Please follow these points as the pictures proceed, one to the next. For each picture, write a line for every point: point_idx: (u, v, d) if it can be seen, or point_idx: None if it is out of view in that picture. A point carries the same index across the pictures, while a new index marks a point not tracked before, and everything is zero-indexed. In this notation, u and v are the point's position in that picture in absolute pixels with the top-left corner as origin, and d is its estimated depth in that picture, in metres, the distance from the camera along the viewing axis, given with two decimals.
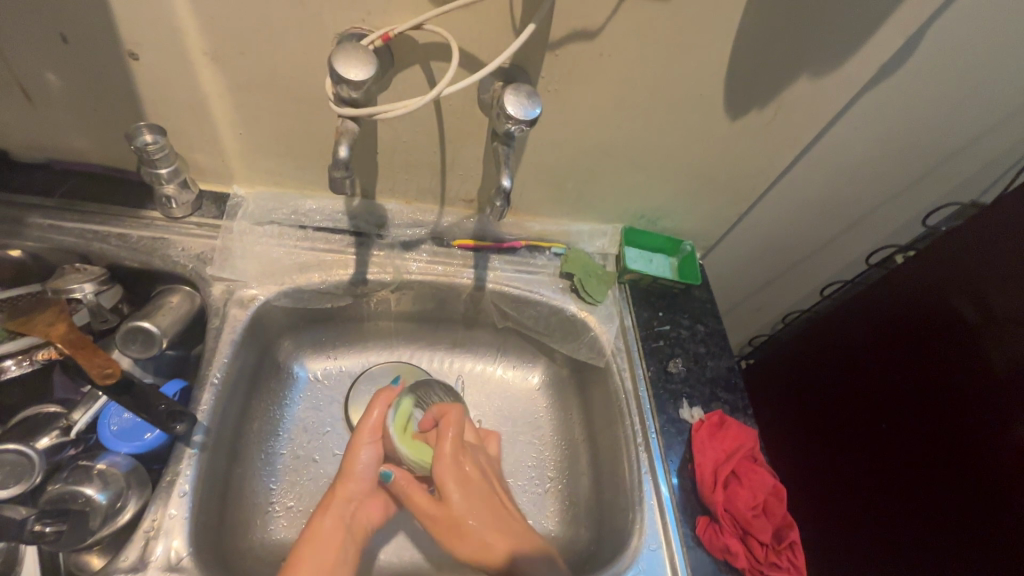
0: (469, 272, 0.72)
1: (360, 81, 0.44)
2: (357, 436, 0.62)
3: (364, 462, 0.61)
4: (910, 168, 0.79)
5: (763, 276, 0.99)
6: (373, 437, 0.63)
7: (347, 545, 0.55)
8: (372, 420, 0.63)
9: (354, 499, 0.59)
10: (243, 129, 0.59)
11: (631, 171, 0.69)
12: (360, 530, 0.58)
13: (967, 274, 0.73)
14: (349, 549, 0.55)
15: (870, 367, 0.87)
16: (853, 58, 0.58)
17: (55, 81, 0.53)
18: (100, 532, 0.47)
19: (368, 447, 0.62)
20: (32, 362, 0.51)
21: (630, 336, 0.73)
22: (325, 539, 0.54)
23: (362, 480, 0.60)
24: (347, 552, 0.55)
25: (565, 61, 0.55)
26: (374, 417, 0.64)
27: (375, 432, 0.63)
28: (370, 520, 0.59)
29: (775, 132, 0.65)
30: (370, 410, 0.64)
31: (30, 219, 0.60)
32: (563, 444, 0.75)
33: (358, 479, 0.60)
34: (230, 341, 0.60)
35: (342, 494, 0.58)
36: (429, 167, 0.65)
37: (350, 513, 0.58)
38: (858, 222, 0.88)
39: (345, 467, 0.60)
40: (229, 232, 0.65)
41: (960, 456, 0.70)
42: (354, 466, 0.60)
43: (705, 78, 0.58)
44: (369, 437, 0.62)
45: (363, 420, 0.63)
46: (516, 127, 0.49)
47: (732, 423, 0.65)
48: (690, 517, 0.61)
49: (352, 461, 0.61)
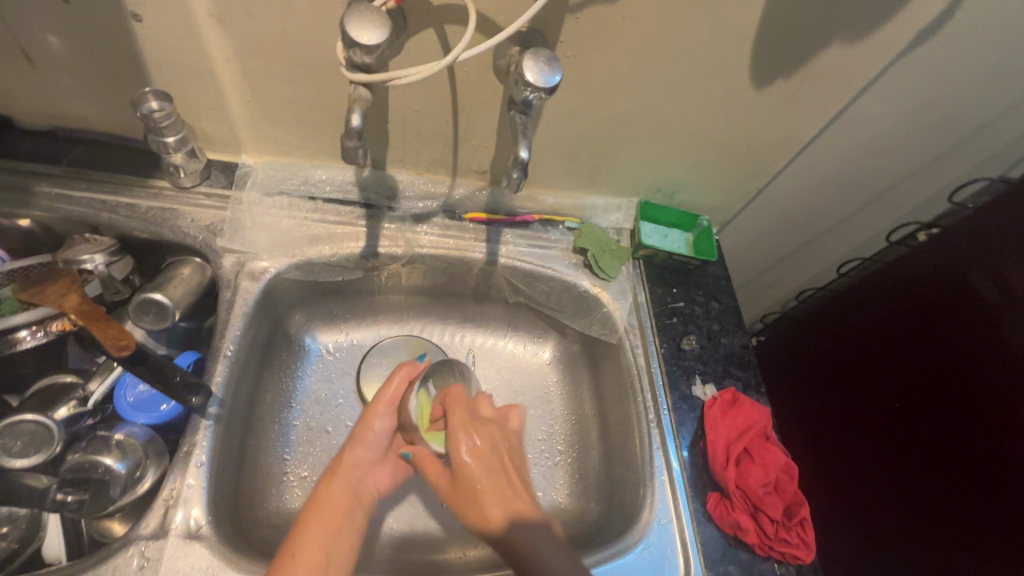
0: (481, 246, 0.71)
1: (373, 45, 0.41)
2: (372, 406, 0.61)
3: (377, 430, 0.60)
4: (939, 144, 0.76)
5: (778, 253, 0.97)
6: (388, 410, 0.61)
7: (355, 510, 0.54)
8: (392, 389, 0.61)
9: (362, 467, 0.58)
10: (251, 96, 0.58)
11: (649, 143, 0.67)
12: (368, 498, 0.57)
13: (995, 253, 0.71)
14: (357, 514, 0.54)
15: (884, 346, 0.86)
16: (886, 26, 0.55)
17: (57, 44, 0.51)
18: (119, 501, 0.47)
19: (383, 417, 0.61)
20: (47, 333, 0.51)
21: (643, 313, 0.73)
22: (332, 503, 0.53)
23: (372, 448, 0.59)
24: (354, 516, 0.53)
25: (585, 25, 0.52)
26: (392, 388, 0.61)
27: (391, 404, 0.61)
28: (377, 486, 0.59)
29: (799, 104, 0.63)
30: (390, 382, 0.61)
31: (38, 188, 0.59)
32: (574, 418, 0.75)
33: (368, 446, 0.59)
34: (242, 314, 0.60)
35: (350, 461, 0.58)
36: (440, 137, 0.64)
37: (357, 479, 0.57)
38: (881, 198, 0.85)
39: (359, 434, 0.59)
40: (238, 203, 0.64)
41: (977, 436, 0.70)
42: (365, 435, 0.59)
43: (730, 46, 0.55)
44: (385, 409, 0.60)
45: (380, 391, 0.61)
46: (535, 95, 0.46)
47: (745, 401, 0.65)
48: (701, 493, 0.61)
49: (364, 430, 0.60)
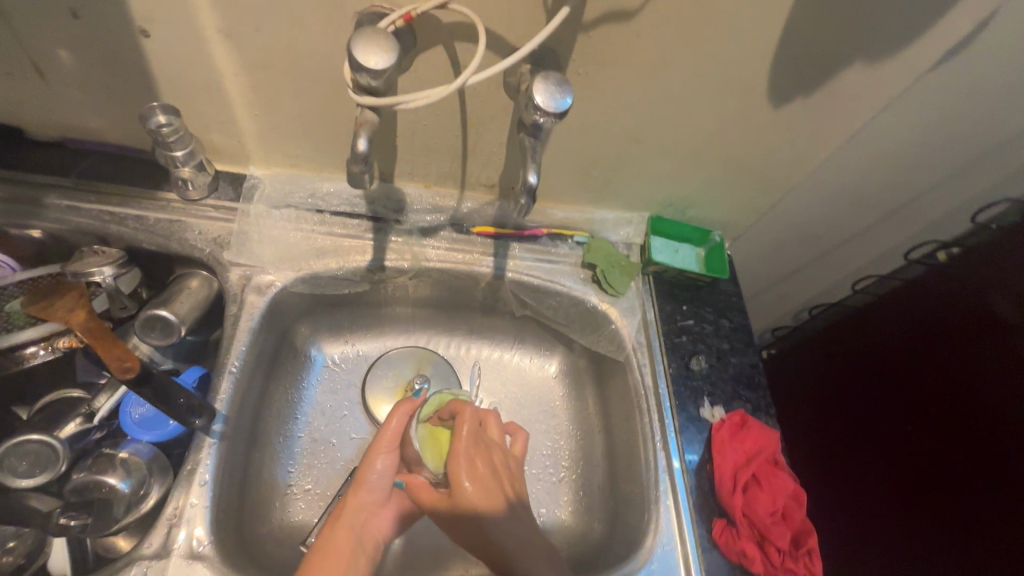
0: (489, 260, 0.70)
1: (380, 70, 0.40)
2: (374, 446, 0.61)
3: (378, 471, 0.60)
4: (965, 162, 0.74)
5: (791, 267, 0.95)
6: (390, 449, 0.60)
7: (358, 556, 0.55)
8: (391, 428, 0.60)
9: (365, 509, 0.58)
10: (259, 109, 0.57)
11: (662, 159, 0.66)
12: (371, 540, 0.57)
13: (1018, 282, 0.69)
14: (360, 561, 0.54)
15: (896, 366, 0.84)
16: (911, 45, 0.53)
17: (67, 59, 0.51)
18: (123, 520, 0.48)
19: (385, 457, 0.60)
20: (54, 350, 0.51)
21: (652, 330, 0.71)
22: (334, 550, 0.54)
23: (375, 490, 0.59)
24: (357, 563, 0.54)
25: (599, 44, 0.51)
26: (393, 426, 0.61)
27: (392, 443, 0.61)
28: (382, 530, 0.58)
29: (818, 122, 0.61)
30: (391, 421, 0.60)
31: (48, 200, 0.59)
32: (579, 433, 0.74)
33: (371, 489, 0.58)
34: (248, 328, 0.59)
35: (353, 505, 0.57)
36: (449, 151, 0.63)
37: (361, 523, 0.57)
38: (901, 215, 0.83)
39: (360, 476, 0.59)
40: (245, 215, 0.64)
41: (992, 463, 0.69)
42: (367, 476, 0.59)
43: (748, 65, 0.54)
44: (387, 449, 0.59)
45: (381, 430, 0.61)
46: (545, 119, 0.46)
47: (754, 425, 0.64)
48: (707, 519, 0.60)
49: (366, 471, 0.59)
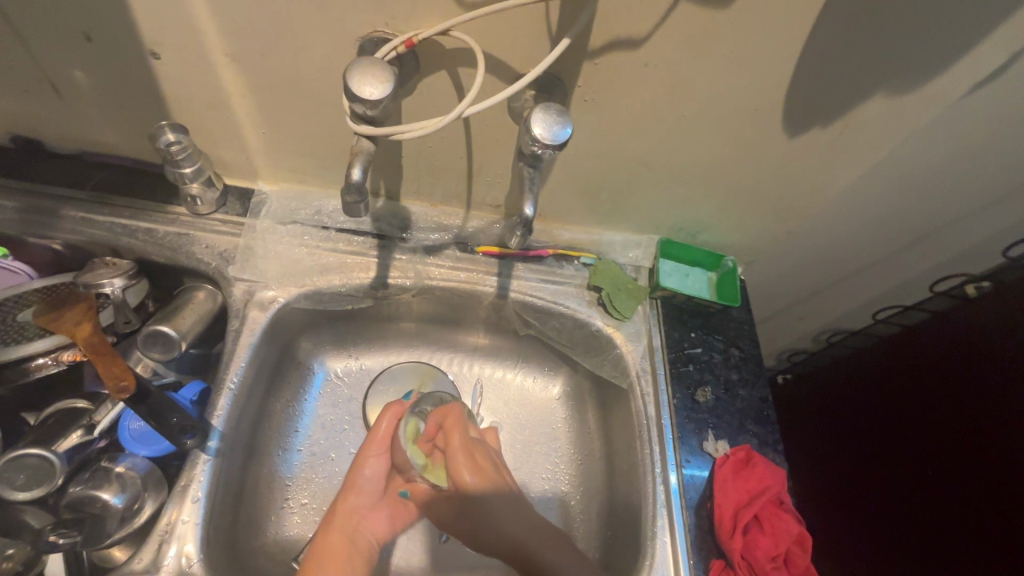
0: (492, 280, 0.69)
1: (375, 100, 0.40)
2: (364, 450, 0.64)
3: (368, 475, 0.63)
4: (997, 193, 0.70)
5: (810, 291, 0.92)
6: (379, 452, 0.64)
7: (354, 558, 0.57)
8: (379, 432, 0.64)
9: (358, 513, 0.61)
10: (266, 128, 0.58)
11: (672, 185, 0.64)
12: (366, 543, 0.59)
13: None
14: (356, 561, 0.57)
15: (913, 402, 0.80)
16: (939, 75, 0.50)
17: (82, 78, 0.52)
18: (118, 533, 0.49)
19: (374, 460, 0.64)
20: (59, 363, 0.53)
21: (657, 357, 0.69)
22: (330, 551, 0.56)
23: (366, 492, 0.62)
24: (355, 563, 0.56)
25: (606, 71, 0.50)
26: (381, 430, 0.64)
27: (382, 445, 0.64)
28: (376, 533, 0.61)
29: (837, 151, 0.58)
30: (378, 424, 0.64)
31: (63, 211, 0.61)
32: (580, 458, 0.73)
33: (361, 491, 0.62)
34: (248, 345, 0.60)
35: (345, 508, 0.60)
36: (454, 172, 0.63)
37: (354, 526, 0.59)
38: (927, 243, 0.79)
39: (351, 480, 0.62)
40: (252, 230, 0.65)
41: (1007, 502, 0.65)
42: (356, 480, 0.62)
43: (762, 93, 0.52)
44: (375, 451, 0.63)
45: (370, 433, 0.64)
46: (543, 151, 0.45)
47: (759, 462, 0.61)
48: (704, 558, 0.58)
49: (356, 474, 0.63)
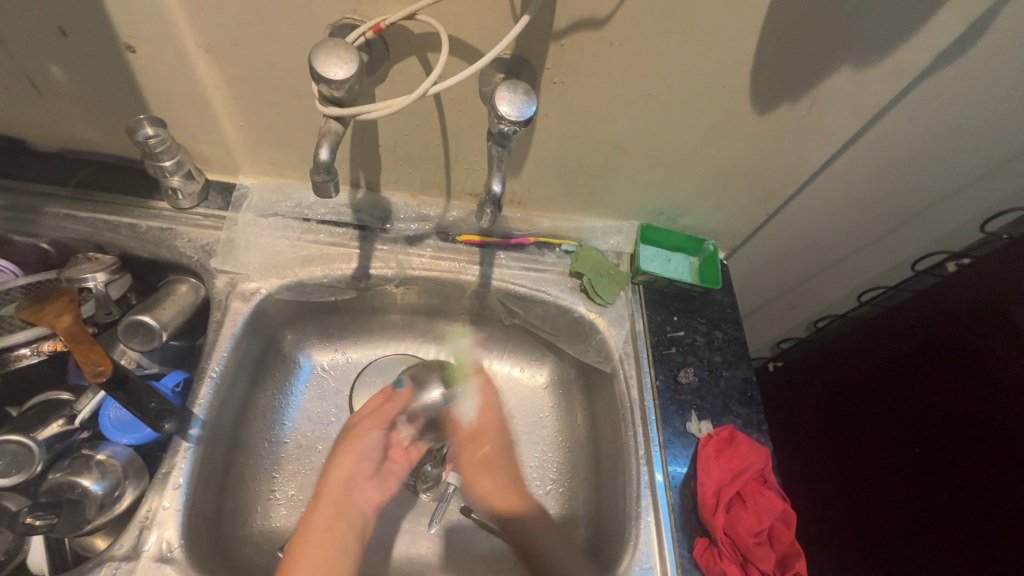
0: (474, 268, 0.70)
1: (340, 80, 0.41)
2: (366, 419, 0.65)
3: (364, 445, 0.64)
4: (976, 170, 0.70)
5: (795, 277, 0.92)
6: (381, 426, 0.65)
7: (347, 529, 0.58)
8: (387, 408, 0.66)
9: (350, 480, 0.62)
10: (243, 120, 0.58)
11: (648, 168, 0.65)
12: (359, 509, 0.61)
13: (1006, 286, 0.67)
14: (347, 532, 0.58)
15: (902, 382, 0.80)
16: (903, 47, 0.51)
17: (60, 74, 0.53)
18: (97, 520, 0.49)
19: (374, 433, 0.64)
20: (38, 353, 0.54)
21: (640, 341, 0.70)
22: (321, 525, 0.56)
23: (362, 460, 0.63)
24: (348, 532, 0.58)
25: (572, 52, 0.50)
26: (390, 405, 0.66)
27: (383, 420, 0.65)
28: (369, 498, 0.62)
29: (807, 129, 0.59)
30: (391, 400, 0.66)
31: (46, 208, 0.61)
32: (567, 446, 0.73)
33: (355, 460, 0.63)
34: (230, 335, 0.60)
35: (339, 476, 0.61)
36: (431, 160, 0.63)
37: (346, 494, 0.60)
38: (909, 224, 0.79)
39: (347, 447, 0.63)
40: (234, 223, 0.66)
41: (991, 476, 0.65)
42: (353, 448, 0.63)
43: (728, 70, 0.52)
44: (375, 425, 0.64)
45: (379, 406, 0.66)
46: (510, 128, 0.46)
47: (742, 440, 0.61)
48: (689, 537, 0.58)
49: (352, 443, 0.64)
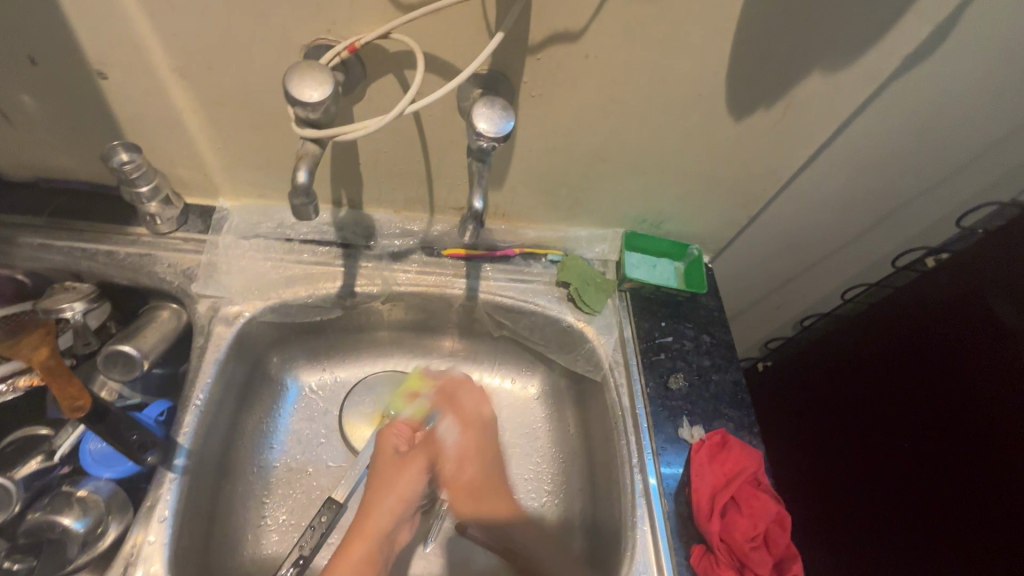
0: (461, 282, 0.70)
1: (315, 103, 0.41)
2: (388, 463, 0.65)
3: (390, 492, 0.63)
4: (948, 166, 0.72)
5: (780, 277, 0.93)
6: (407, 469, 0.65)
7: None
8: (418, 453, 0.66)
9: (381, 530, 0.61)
10: (220, 143, 0.58)
11: (629, 176, 0.65)
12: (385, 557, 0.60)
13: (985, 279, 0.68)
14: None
15: (888, 377, 0.80)
16: (870, 51, 0.52)
17: (30, 103, 0.52)
18: (79, 558, 0.49)
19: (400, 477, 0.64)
20: (14, 388, 0.51)
21: (629, 348, 0.70)
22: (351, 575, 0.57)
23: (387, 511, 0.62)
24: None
25: (548, 66, 0.51)
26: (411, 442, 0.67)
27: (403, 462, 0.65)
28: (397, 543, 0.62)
29: (784, 133, 0.60)
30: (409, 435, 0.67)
31: (21, 239, 0.60)
32: (560, 456, 0.72)
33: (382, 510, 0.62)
34: (214, 361, 0.59)
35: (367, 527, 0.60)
36: (413, 176, 0.63)
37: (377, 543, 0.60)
38: (887, 222, 0.81)
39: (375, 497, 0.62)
40: (214, 247, 0.65)
41: (979, 468, 0.66)
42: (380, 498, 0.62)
43: (702, 78, 0.53)
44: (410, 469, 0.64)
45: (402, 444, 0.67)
46: (489, 144, 0.46)
47: (734, 444, 0.62)
48: (685, 544, 0.58)
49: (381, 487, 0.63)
